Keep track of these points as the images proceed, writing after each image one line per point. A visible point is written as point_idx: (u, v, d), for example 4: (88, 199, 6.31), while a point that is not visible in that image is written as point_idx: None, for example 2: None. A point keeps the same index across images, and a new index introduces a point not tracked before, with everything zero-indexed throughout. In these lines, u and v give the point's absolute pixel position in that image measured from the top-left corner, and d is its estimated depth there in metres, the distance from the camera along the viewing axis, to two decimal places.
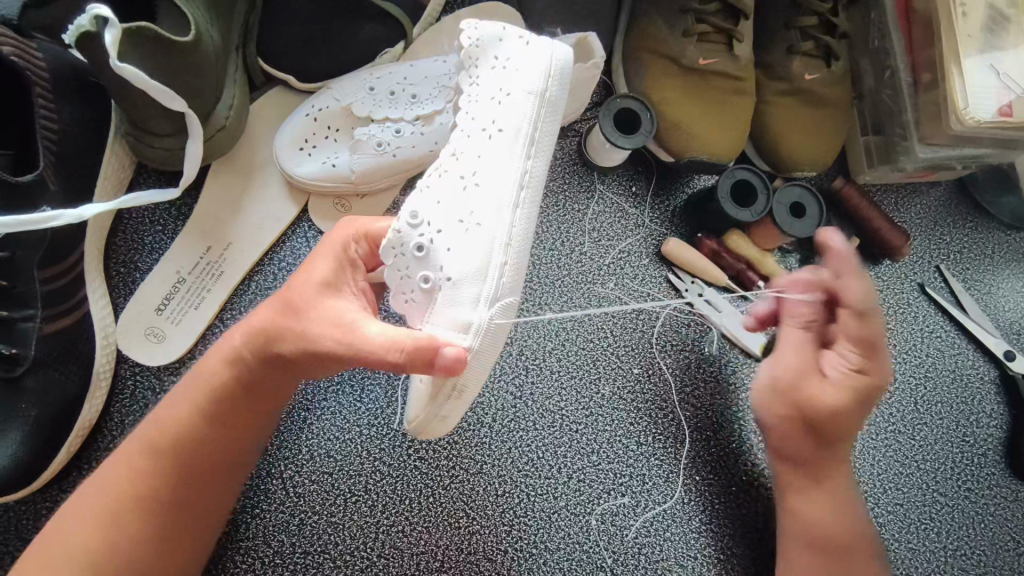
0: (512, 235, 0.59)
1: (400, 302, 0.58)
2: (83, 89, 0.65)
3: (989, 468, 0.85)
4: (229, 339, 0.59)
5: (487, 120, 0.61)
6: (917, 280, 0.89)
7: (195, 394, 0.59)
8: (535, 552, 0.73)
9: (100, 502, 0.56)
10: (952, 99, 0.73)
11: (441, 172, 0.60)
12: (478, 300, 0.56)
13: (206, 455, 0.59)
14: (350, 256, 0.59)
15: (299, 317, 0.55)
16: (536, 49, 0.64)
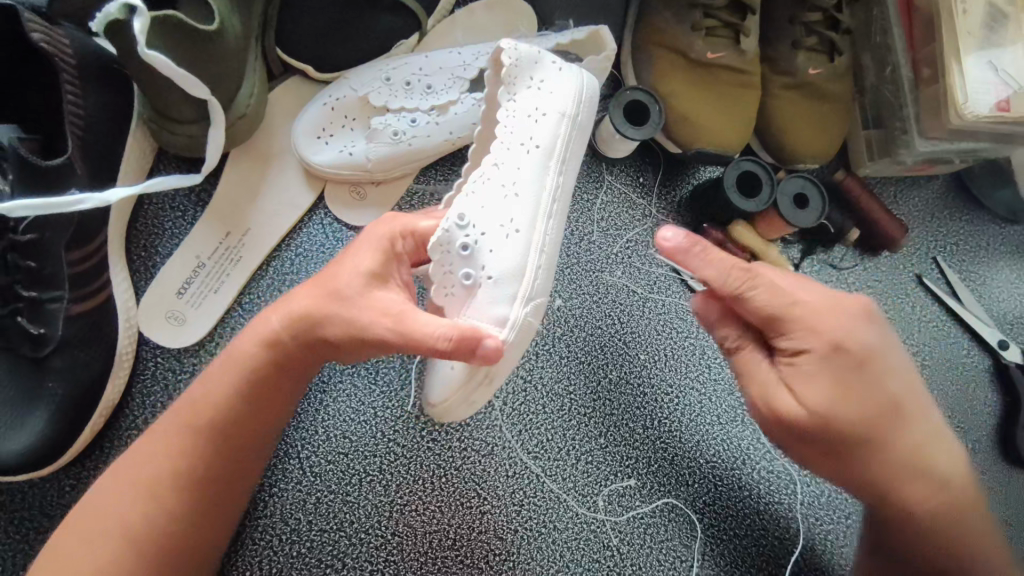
0: (544, 239, 0.64)
1: (441, 296, 0.60)
2: (109, 75, 0.67)
3: (983, 454, 0.88)
4: (267, 323, 0.61)
5: (525, 136, 0.66)
6: (915, 271, 0.92)
7: (227, 375, 0.61)
8: (544, 531, 0.75)
9: (138, 479, 0.59)
10: (951, 95, 0.75)
11: (482, 178, 0.63)
12: (514, 300, 0.61)
13: (236, 434, 0.62)
14: (397, 251, 0.61)
15: (342, 304, 0.58)
16: (568, 74, 0.69)
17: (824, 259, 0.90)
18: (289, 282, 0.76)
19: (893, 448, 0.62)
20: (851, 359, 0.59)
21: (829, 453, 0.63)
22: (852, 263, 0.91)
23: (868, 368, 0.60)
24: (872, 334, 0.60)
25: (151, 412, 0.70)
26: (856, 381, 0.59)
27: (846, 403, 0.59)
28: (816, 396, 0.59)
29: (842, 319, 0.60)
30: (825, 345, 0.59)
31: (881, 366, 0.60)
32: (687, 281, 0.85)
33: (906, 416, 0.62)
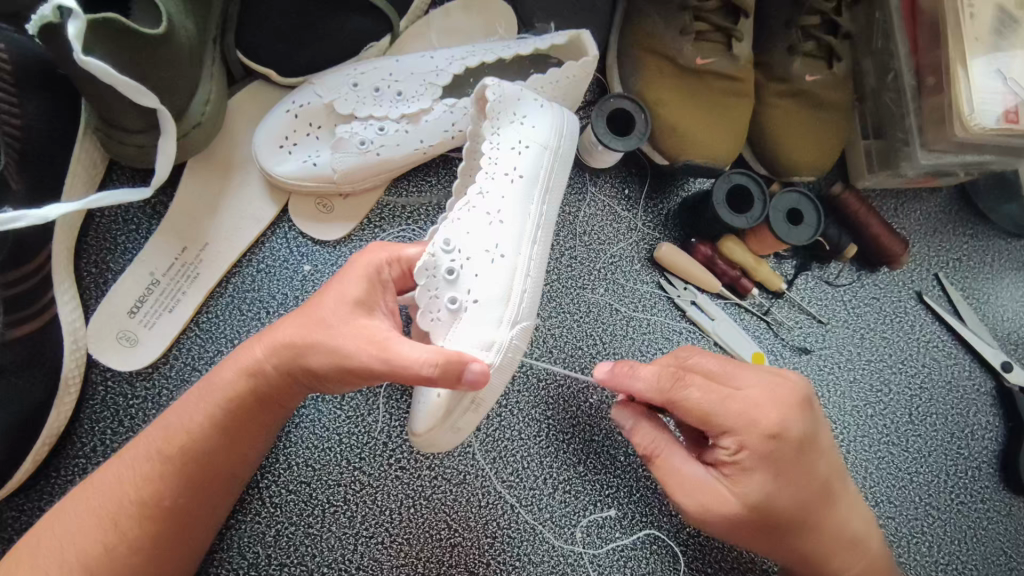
0: (529, 268, 0.62)
1: (426, 321, 0.58)
2: (51, 82, 0.62)
3: (983, 481, 0.84)
4: (250, 351, 0.57)
5: (510, 167, 0.64)
6: (915, 288, 0.87)
7: (203, 406, 0.57)
8: (518, 565, 0.71)
9: (98, 507, 0.53)
10: (957, 104, 0.71)
11: (467, 204, 0.62)
12: (501, 326, 0.59)
13: (210, 464, 0.57)
14: (382, 278, 0.58)
15: (330, 329, 0.54)
16: (550, 108, 0.68)
17: (820, 275, 0.85)
18: (249, 300, 0.72)
19: (820, 534, 0.63)
20: (785, 451, 0.58)
21: (770, 538, 0.62)
22: (850, 279, 0.86)
23: (808, 452, 0.60)
24: (811, 418, 0.60)
25: (100, 439, 0.66)
26: (791, 469, 0.59)
27: (783, 492, 0.59)
28: (752, 489, 0.58)
29: (784, 409, 0.58)
30: (763, 442, 0.57)
31: (813, 450, 0.60)
32: (673, 299, 0.80)
33: (837, 494, 0.63)
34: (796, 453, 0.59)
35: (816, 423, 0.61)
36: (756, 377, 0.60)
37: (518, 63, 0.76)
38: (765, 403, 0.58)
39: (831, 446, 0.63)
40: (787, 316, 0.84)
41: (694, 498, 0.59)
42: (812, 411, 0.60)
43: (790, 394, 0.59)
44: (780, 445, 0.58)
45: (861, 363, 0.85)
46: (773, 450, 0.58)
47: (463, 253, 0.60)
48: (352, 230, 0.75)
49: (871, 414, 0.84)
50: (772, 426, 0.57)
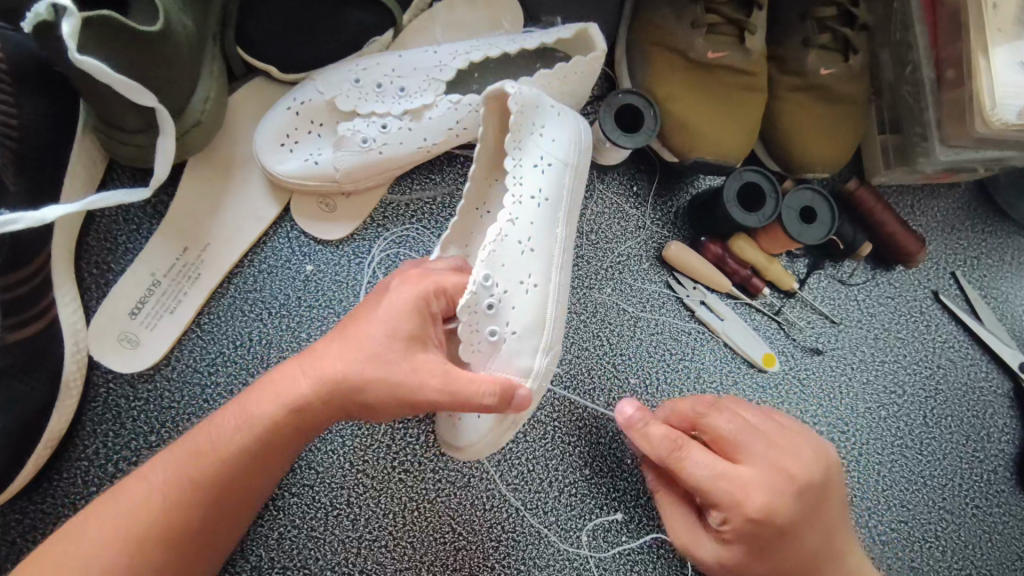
0: (557, 290, 0.64)
1: (467, 354, 0.59)
2: (48, 81, 0.61)
3: (999, 485, 0.82)
4: (292, 382, 0.54)
5: (536, 188, 0.64)
6: (931, 286, 0.85)
7: (244, 435, 0.54)
8: (523, 568, 0.71)
9: (119, 526, 0.50)
10: (979, 98, 0.68)
11: (500, 234, 0.61)
12: (539, 352, 0.62)
13: (238, 486, 0.55)
14: (431, 310, 0.56)
15: (377, 358, 0.53)
16: (567, 120, 0.67)
17: (833, 274, 0.83)
18: (251, 300, 0.71)
19: None
20: (769, 533, 0.57)
21: None
22: (864, 278, 0.84)
23: (797, 534, 0.59)
24: (805, 504, 0.58)
25: (103, 441, 0.66)
26: (772, 547, 0.58)
27: (763, 564, 0.60)
28: (730, 554, 0.59)
29: (775, 500, 0.56)
30: (741, 524, 0.57)
31: (804, 533, 0.59)
32: (682, 299, 0.79)
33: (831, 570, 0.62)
34: (783, 535, 0.58)
35: (813, 506, 0.59)
36: (760, 454, 0.59)
37: (524, 57, 0.74)
38: (756, 490, 0.56)
39: (831, 524, 0.61)
40: (798, 316, 0.82)
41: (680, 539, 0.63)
42: (809, 498, 0.58)
43: (788, 483, 0.57)
44: (762, 529, 0.57)
45: (874, 364, 0.83)
46: (753, 532, 0.57)
47: (499, 285, 0.60)
48: (355, 229, 0.74)
49: (884, 416, 0.82)
50: (759, 511, 0.56)
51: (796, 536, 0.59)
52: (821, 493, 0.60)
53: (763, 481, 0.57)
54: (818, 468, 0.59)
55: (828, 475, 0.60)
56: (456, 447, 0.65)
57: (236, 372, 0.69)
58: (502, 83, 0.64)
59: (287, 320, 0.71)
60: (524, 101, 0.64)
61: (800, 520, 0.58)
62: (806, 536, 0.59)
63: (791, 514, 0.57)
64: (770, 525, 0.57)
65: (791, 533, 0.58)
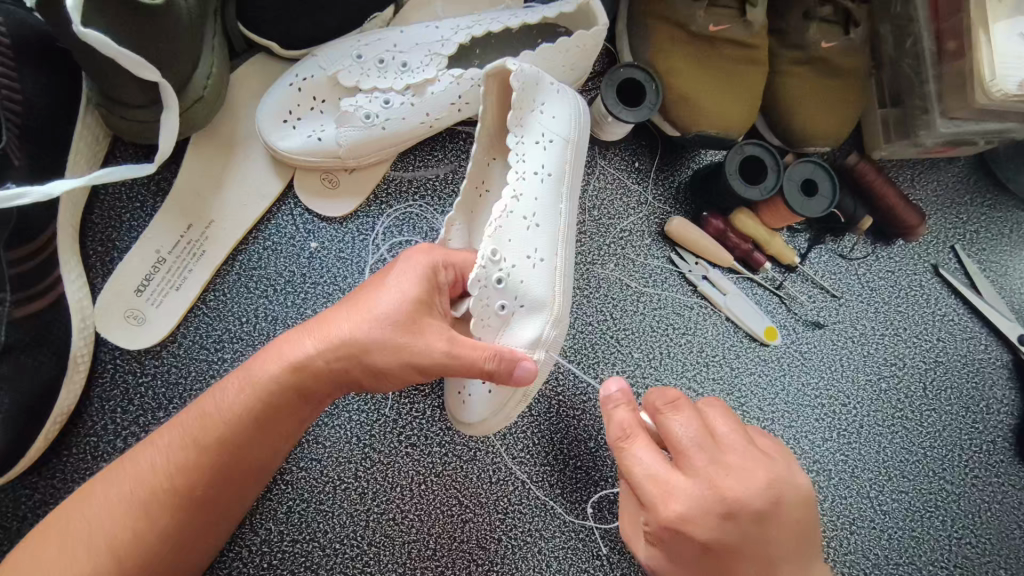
0: (563, 265, 0.65)
1: (478, 328, 0.59)
2: (49, 57, 0.62)
3: (998, 455, 0.83)
4: (299, 346, 0.55)
5: (540, 164, 0.64)
6: (931, 260, 0.85)
7: (246, 398, 0.54)
8: (530, 540, 0.71)
9: (130, 490, 0.51)
10: (978, 70, 0.69)
11: (506, 209, 0.61)
12: (546, 326, 0.62)
13: (242, 451, 0.54)
14: (439, 280, 0.57)
15: (382, 321, 0.54)
16: (566, 96, 0.67)
17: (834, 249, 0.84)
18: (256, 277, 0.71)
19: None
20: (686, 548, 0.51)
21: None
22: (865, 253, 0.84)
23: (726, 560, 0.51)
24: (738, 530, 0.50)
25: (111, 417, 0.66)
26: (695, 563, 0.52)
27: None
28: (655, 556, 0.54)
29: (698, 518, 0.50)
30: (658, 530, 0.51)
31: (735, 562, 0.52)
32: (684, 274, 0.79)
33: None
34: (705, 555, 0.51)
35: (751, 534, 0.51)
36: (704, 468, 0.51)
37: (526, 32, 0.74)
38: (682, 503, 0.50)
39: (775, 557, 0.53)
40: (800, 290, 0.82)
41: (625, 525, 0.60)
42: (745, 523, 0.51)
43: (719, 502, 0.50)
44: (681, 540, 0.51)
45: (874, 337, 0.83)
46: (672, 541, 0.52)
47: (508, 260, 0.60)
48: (358, 206, 0.74)
49: (884, 388, 0.83)
50: (673, 519, 0.50)
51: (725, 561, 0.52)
52: (762, 522, 0.51)
53: (689, 496, 0.50)
54: (767, 496, 0.51)
55: (781, 507, 0.52)
56: (466, 424, 0.66)
57: (241, 348, 0.70)
58: (505, 58, 0.63)
59: (292, 297, 0.71)
60: (526, 80, 0.63)
61: (729, 547, 0.51)
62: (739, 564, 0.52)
63: (714, 536, 0.50)
64: (689, 540, 0.51)
65: (715, 556, 0.51)
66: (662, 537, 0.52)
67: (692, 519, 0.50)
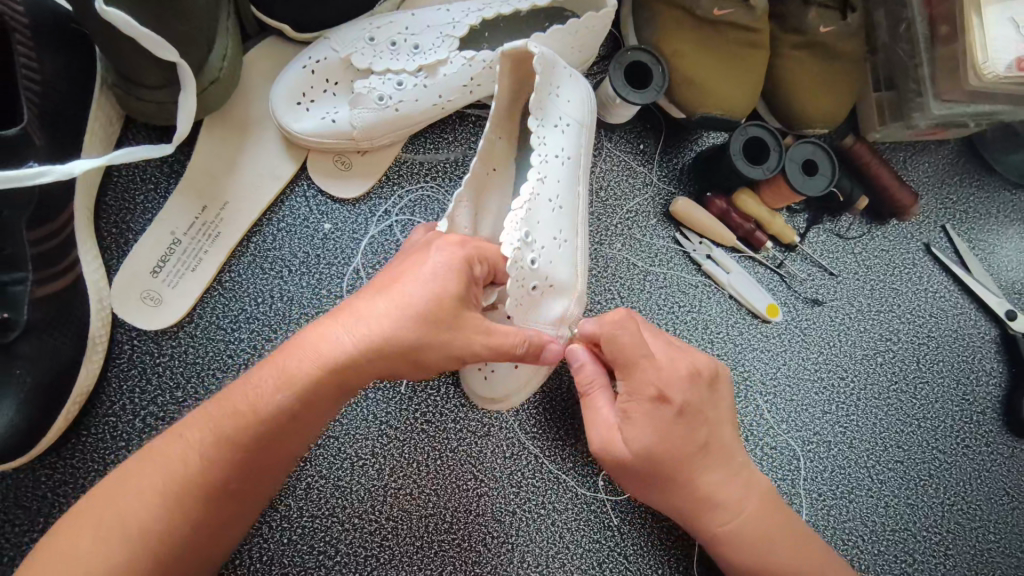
0: (581, 246, 0.68)
1: (513, 307, 0.60)
2: (67, 38, 0.62)
3: (987, 425, 0.87)
4: (335, 340, 0.55)
5: (558, 147, 0.66)
6: (923, 239, 0.88)
7: (284, 391, 0.54)
8: (543, 512, 0.73)
9: (169, 480, 0.52)
10: (972, 53, 0.71)
11: (534, 191, 0.62)
12: (570, 305, 0.65)
13: (278, 439, 0.55)
14: (472, 274, 0.58)
15: (418, 311, 0.55)
16: (578, 83, 0.69)
17: (831, 229, 0.87)
18: (271, 258, 0.72)
19: (701, 503, 0.63)
20: (671, 416, 0.59)
21: (655, 490, 0.63)
22: (860, 232, 0.87)
23: (693, 424, 0.61)
24: (701, 394, 0.61)
25: (129, 397, 0.67)
26: (675, 435, 0.60)
27: (665, 450, 0.60)
28: (642, 441, 0.59)
29: (679, 382, 0.60)
30: (651, 398, 0.59)
31: (699, 422, 0.61)
32: (689, 254, 0.81)
33: (708, 461, 0.63)
34: (684, 417, 0.60)
35: (708, 399, 0.63)
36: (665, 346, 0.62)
37: (535, 15, 0.76)
38: (666, 371, 0.60)
39: (720, 426, 0.64)
40: (799, 268, 0.85)
41: (595, 431, 0.62)
42: (703, 388, 0.62)
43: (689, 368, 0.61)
44: (663, 409, 0.59)
45: (870, 314, 0.86)
46: (658, 410, 0.59)
47: (539, 243, 0.62)
48: (371, 188, 0.75)
49: (881, 361, 0.86)
50: (660, 386, 0.59)
51: (699, 424, 0.61)
52: (713, 389, 0.63)
53: (666, 362, 0.61)
54: (709, 370, 0.64)
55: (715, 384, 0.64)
56: (482, 398, 0.68)
57: (258, 329, 0.70)
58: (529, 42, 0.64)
59: (308, 277, 0.72)
60: (546, 62, 0.64)
61: (698, 404, 0.61)
62: (703, 425, 0.62)
63: (688, 394, 0.60)
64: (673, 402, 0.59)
65: (687, 418, 0.60)
66: (650, 409, 0.59)
67: (673, 380, 0.60)
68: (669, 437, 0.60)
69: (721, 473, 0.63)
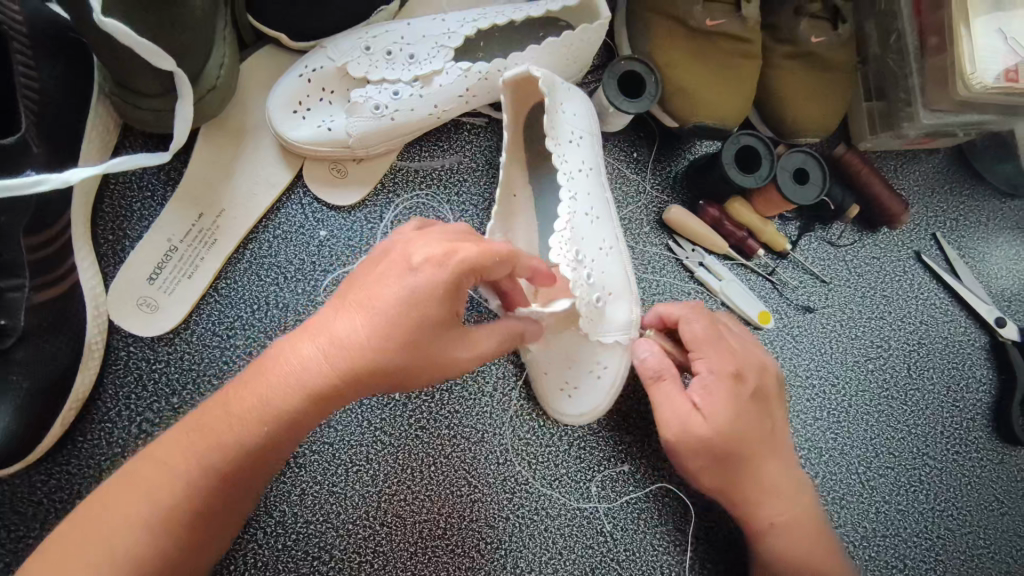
0: (622, 243, 0.72)
1: (586, 324, 0.66)
2: (65, 46, 0.62)
3: (977, 432, 0.87)
4: (316, 359, 0.51)
5: (581, 160, 0.69)
6: (913, 247, 0.89)
7: (269, 414, 0.51)
8: (537, 518, 0.73)
9: (147, 496, 0.49)
10: (959, 64, 0.72)
11: (572, 214, 0.66)
12: (633, 303, 0.70)
13: (258, 457, 0.51)
14: (459, 292, 0.53)
15: (396, 325, 0.50)
16: (574, 94, 0.70)
17: (823, 236, 0.87)
18: (267, 265, 0.73)
19: (761, 487, 0.67)
20: (746, 392, 0.66)
21: (724, 474, 0.66)
22: (852, 240, 0.88)
23: (761, 406, 0.67)
24: (766, 382, 0.69)
25: (125, 403, 0.67)
26: (747, 417, 0.65)
27: (742, 425, 0.65)
28: (723, 415, 0.64)
29: (751, 363, 0.68)
30: (731, 374, 0.65)
31: (766, 404, 0.68)
32: (682, 261, 0.82)
33: (769, 446, 0.67)
34: (755, 397, 0.67)
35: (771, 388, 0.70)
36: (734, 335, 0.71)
37: (529, 24, 0.76)
38: (738, 353, 0.68)
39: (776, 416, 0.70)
40: (791, 276, 0.86)
41: (668, 412, 0.64)
42: (769, 378, 0.69)
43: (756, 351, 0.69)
44: (738, 386, 0.66)
45: (861, 321, 0.87)
46: (736, 387, 0.65)
47: (590, 258, 0.66)
48: (366, 195, 0.76)
49: (872, 368, 0.86)
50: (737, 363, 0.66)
51: (766, 405, 0.68)
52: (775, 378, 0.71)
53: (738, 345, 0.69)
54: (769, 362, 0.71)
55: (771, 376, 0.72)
56: (566, 416, 0.72)
57: (254, 335, 0.71)
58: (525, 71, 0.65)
59: (303, 284, 0.73)
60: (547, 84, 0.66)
61: (764, 387, 0.68)
62: (769, 408, 0.69)
63: (758, 375, 0.68)
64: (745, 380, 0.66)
65: (755, 398, 0.67)
66: (728, 385, 0.65)
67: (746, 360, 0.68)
68: (744, 413, 0.65)
69: (781, 459, 0.69)
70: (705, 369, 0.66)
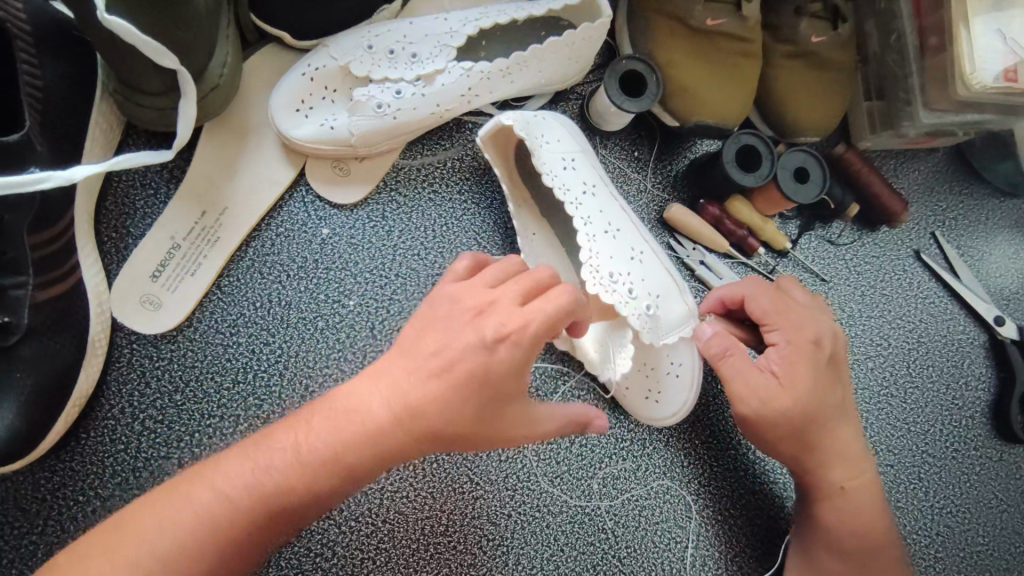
0: (653, 243, 0.73)
1: (648, 334, 0.67)
2: (69, 45, 0.63)
3: (976, 429, 0.88)
4: (383, 413, 0.50)
5: (582, 181, 0.71)
6: (913, 245, 0.90)
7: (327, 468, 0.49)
8: (539, 515, 0.74)
9: (198, 523, 0.46)
10: (959, 64, 0.73)
11: (593, 238, 0.68)
12: (682, 296, 0.71)
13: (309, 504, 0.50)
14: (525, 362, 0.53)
15: (466, 393, 0.51)
16: (548, 117, 0.73)
17: (822, 235, 0.88)
18: (270, 263, 0.73)
19: (834, 457, 0.69)
20: (822, 361, 0.67)
21: (801, 446, 0.68)
22: (852, 238, 0.88)
23: (835, 373, 0.68)
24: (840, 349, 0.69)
25: (128, 401, 0.67)
26: (825, 385, 0.67)
27: (818, 395, 0.66)
28: (802, 385, 0.65)
29: (826, 330, 0.68)
30: (808, 342, 0.66)
31: (839, 372, 0.69)
32: (683, 259, 0.82)
33: (842, 415, 0.69)
34: (831, 366, 0.68)
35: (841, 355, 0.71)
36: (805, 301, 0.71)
37: (531, 23, 0.77)
38: (814, 321, 0.68)
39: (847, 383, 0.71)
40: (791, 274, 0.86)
41: (748, 385, 0.65)
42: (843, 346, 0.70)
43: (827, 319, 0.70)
44: (816, 355, 0.66)
45: (861, 319, 0.87)
46: (814, 357, 0.66)
47: (624, 273, 0.68)
48: (369, 194, 0.76)
49: (872, 367, 0.87)
50: (813, 333, 0.67)
51: (840, 373, 0.69)
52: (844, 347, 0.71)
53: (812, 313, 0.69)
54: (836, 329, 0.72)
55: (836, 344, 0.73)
56: (659, 421, 0.73)
57: (256, 333, 0.71)
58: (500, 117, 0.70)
59: (305, 282, 0.73)
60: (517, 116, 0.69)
61: (839, 355, 0.69)
62: (842, 377, 0.69)
63: (835, 344, 0.68)
64: (823, 349, 0.67)
65: (830, 366, 0.68)
66: (806, 356, 0.66)
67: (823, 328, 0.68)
68: (819, 382, 0.66)
69: (854, 429, 0.70)
70: (778, 342, 0.67)
